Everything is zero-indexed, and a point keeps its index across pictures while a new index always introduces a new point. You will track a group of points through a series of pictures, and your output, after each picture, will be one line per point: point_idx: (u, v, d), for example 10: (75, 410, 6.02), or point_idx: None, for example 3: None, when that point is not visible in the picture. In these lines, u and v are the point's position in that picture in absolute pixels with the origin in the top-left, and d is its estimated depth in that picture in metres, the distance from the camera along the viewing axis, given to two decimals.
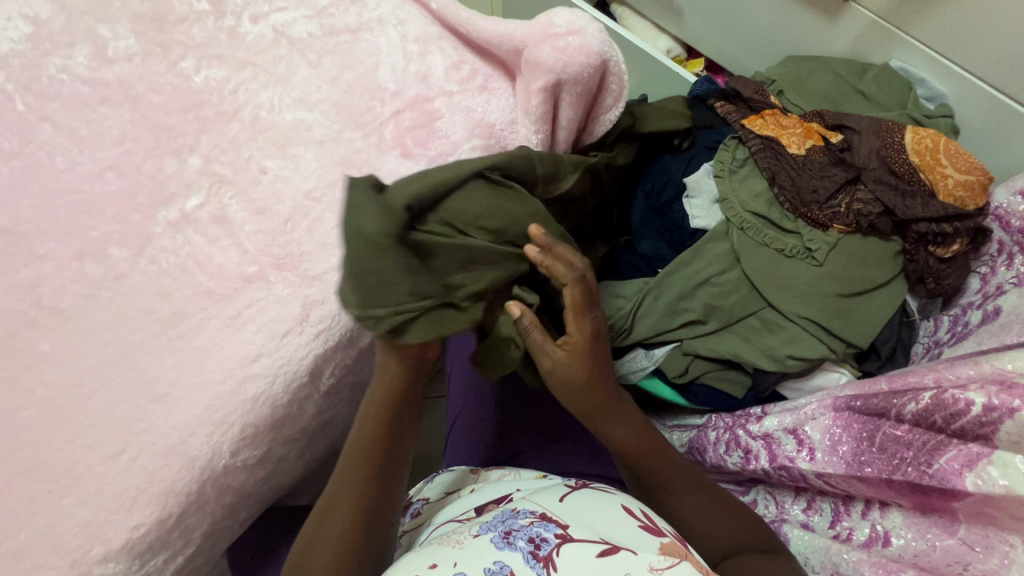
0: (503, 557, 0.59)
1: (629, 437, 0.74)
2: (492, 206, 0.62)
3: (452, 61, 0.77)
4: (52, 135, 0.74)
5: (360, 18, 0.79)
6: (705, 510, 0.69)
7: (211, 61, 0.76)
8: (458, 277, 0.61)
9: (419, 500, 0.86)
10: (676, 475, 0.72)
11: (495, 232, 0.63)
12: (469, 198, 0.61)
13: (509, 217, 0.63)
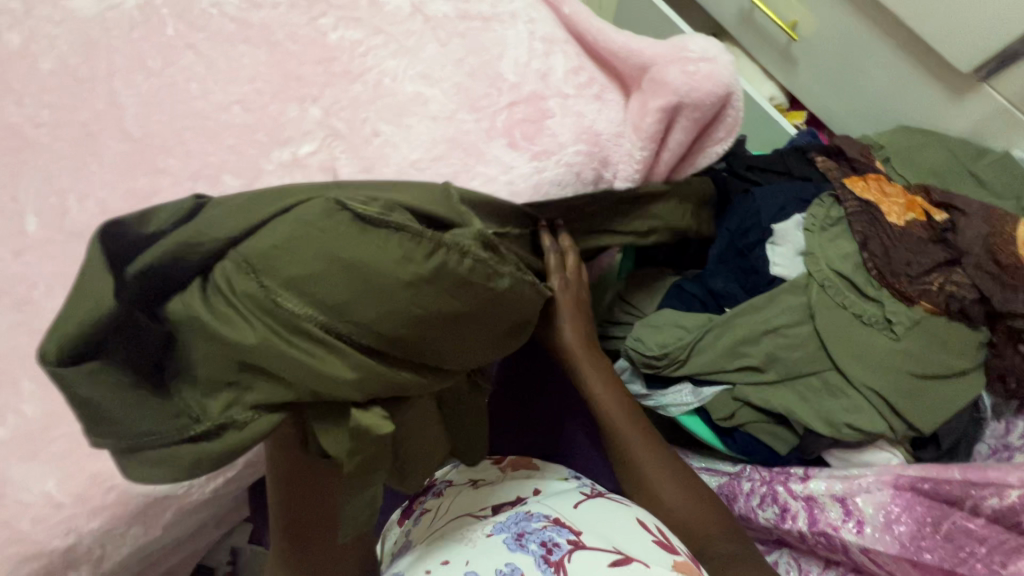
0: (516, 559, 0.61)
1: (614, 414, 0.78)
2: (322, 273, 0.50)
3: (573, 65, 0.79)
4: (192, 62, 0.79)
5: (493, 9, 0.81)
6: (682, 501, 0.74)
7: (349, 22, 0.80)
8: (239, 380, 0.52)
9: (442, 481, 0.83)
10: (653, 461, 0.76)
11: (317, 307, 0.50)
12: (287, 260, 0.50)
13: (324, 304, 0.50)
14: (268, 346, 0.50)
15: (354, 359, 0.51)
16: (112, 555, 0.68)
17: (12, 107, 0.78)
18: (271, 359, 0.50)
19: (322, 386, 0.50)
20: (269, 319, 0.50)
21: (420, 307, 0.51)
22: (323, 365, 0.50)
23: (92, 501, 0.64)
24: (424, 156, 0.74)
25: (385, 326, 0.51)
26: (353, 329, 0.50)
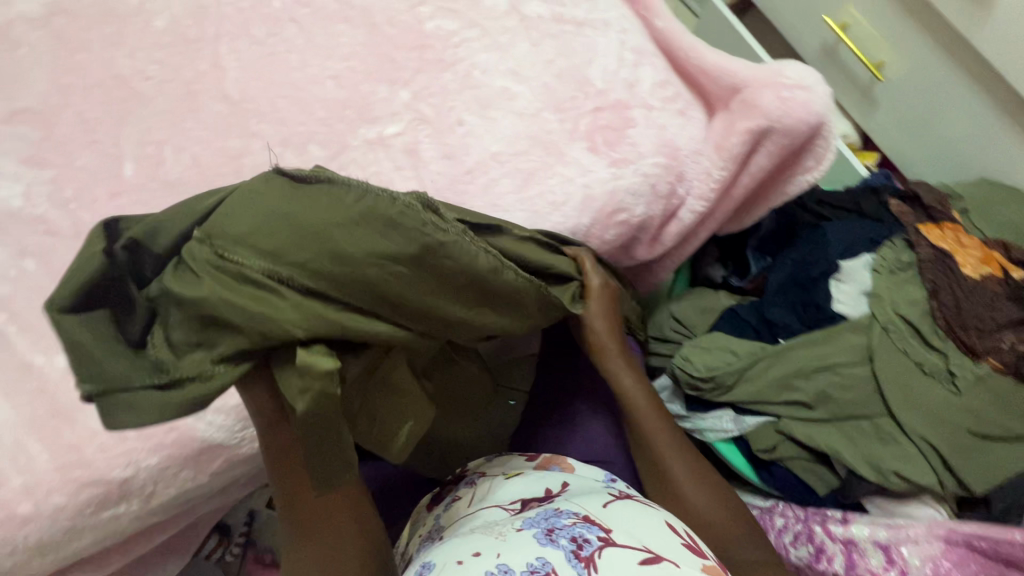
0: (547, 553, 0.54)
1: (642, 405, 0.76)
2: (259, 220, 0.50)
3: (661, 79, 0.80)
4: (294, 35, 0.83)
5: (588, 15, 0.82)
6: (706, 500, 0.69)
7: (447, 13, 0.82)
8: (205, 337, 0.50)
9: (475, 473, 0.80)
10: (676, 457, 0.72)
11: (262, 257, 0.50)
12: (230, 215, 0.51)
13: (270, 250, 0.50)
14: (219, 295, 0.48)
15: (295, 299, 0.49)
16: (161, 493, 0.70)
17: (123, 59, 0.82)
18: (224, 310, 0.48)
19: (272, 330, 0.48)
20: (209, 267, 0.49)
21: (350, 246, 0.50)
22: (273, 311, 0.48)
23: (153, 439, 0.67)
24: (505, 149, 0.75)
25: (324, 264, 0.50)
26: (287, 267, 0.50)
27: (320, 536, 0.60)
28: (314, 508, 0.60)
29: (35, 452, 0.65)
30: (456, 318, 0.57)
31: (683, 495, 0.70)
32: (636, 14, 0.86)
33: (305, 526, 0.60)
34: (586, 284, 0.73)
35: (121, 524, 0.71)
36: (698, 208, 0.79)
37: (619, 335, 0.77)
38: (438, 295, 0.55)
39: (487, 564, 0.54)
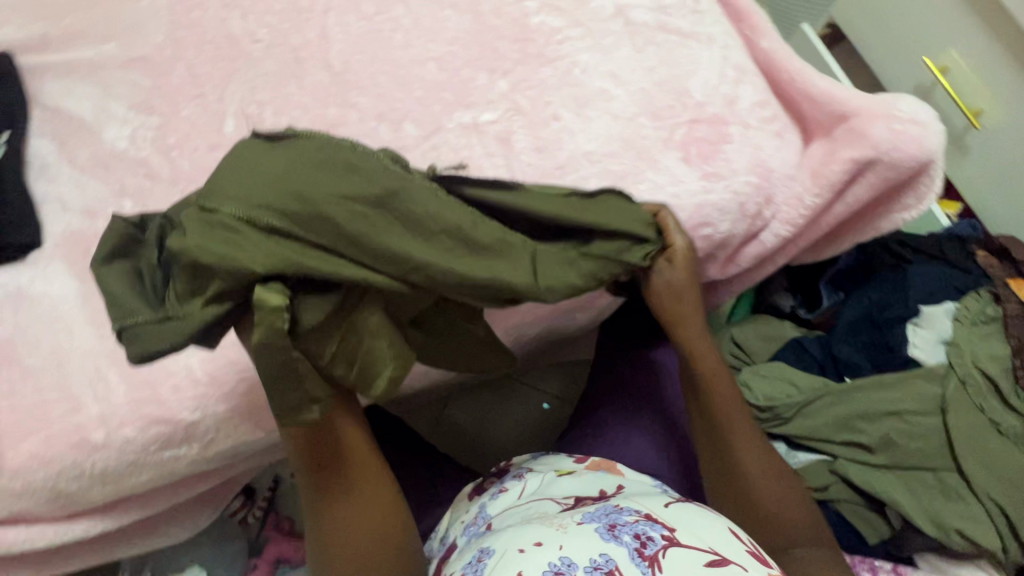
0: (610, 550, 0.54)
1: (717, 385, 0.72)
2: (231, 173, 0.53)
3: (760, 99, 0.79)
4: (401, 15, 0.84)
5: (693, 27, 0.82)
6: (770, 487, 0.68)
7: (552, 10, 0.83)
8: (194, 284, 0.52)
9: (524, 467, 0.79)
10: (744, 441, 0.70)
11: (232, 203, 0.52)
12: (218, 175, 0.53)
13: (239, 194, 0.52)
14: (199, 237, 0.50)
15: (264, 241, 0.51)
16: (221, 441, 0.72)
17: (235, 20, 0.85)
18: (202, 249, 0.50)
19: (243, 263, 0.49)
20: (196, 217, 0.52)
21: (312, 185, 0.52)
22: (247, 247, 0.50)
23: (223, 387, 0.68)
24: (598, 150, 0.75)
25: (288, 207, 0.51)
26: (253, 210, 0.51)
27: (341, 483, 0.63)
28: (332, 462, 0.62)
29: (113, 383, 0.68)
30: (434, 266, 0.53)
31: (747, 480, 0.69)
32: (738, 32, 0.85)
33: (327, 478, 0.62)
34: (668, 241, 0.69)
35: (180, 465, 0.72)
36: (782, 232, 0.79)
37: (695, 295, 0.72)
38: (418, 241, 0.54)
39: (549, 556, 0.54)
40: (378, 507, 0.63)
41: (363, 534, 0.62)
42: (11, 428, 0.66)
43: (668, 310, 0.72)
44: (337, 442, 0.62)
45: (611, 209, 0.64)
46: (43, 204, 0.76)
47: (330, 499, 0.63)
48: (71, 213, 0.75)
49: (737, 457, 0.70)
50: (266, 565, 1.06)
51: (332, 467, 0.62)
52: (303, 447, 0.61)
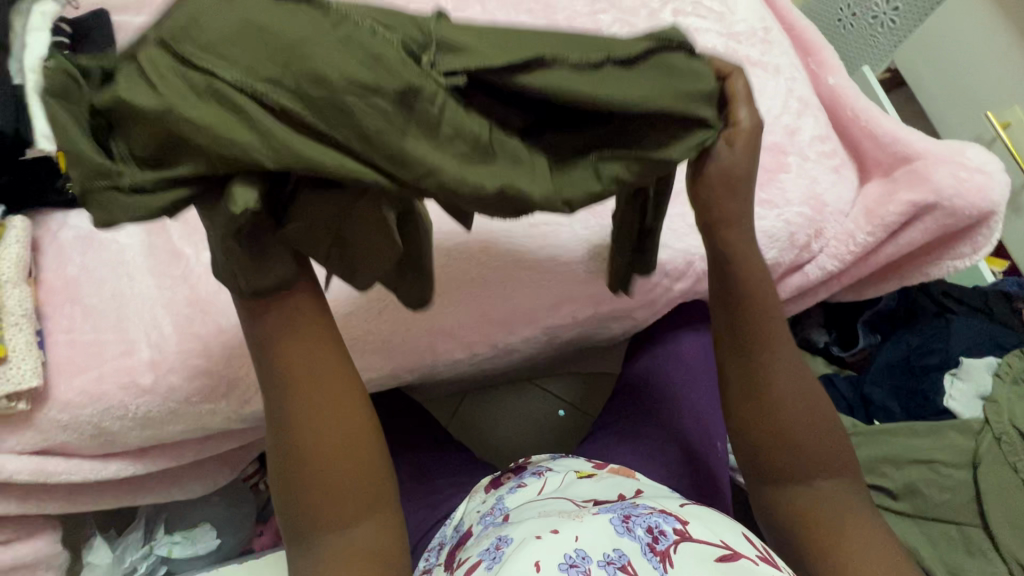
0: (624, 545, 0.54)
1: (765, 326, 0.59)
2: (208, 20, 0.39)
3: (821, 133, 0.80)
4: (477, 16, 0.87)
5: (761, 56, 0.83)
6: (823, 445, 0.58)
7: (625, 25, 0.85)
8: (164, 154, 0.41)
9: (543, 465, 0.79)
10: (792, 396, 0.59)
11: (214, 64, 0.39)
12: (192, 10, 0.40)
13: (223, 52, 0.39)
14: (170, 104, 0.39)
15: (239, 107, 0.39)
16: (258, 401, 0.74)
17: None
18: (177, 124, 0.39)
19: (233, 152, 0.39)
20: (162, 66, 0.39)
21: (318, 58, 0.39)
22: (235, 133, 0.39)
23: None
24: None
25: (279, 75, 0.39)
26: (240, 74, 0.39)
27: (308, 384, 0.49)
28: (302, 355, 0.49)
29: (167, 331, 0.70)
30: (448, 174, 0.42)
31: (798, 441, 0.58)
32: (805, 66, 0.87)
33: (289, 376, 0.49)
34: (731, 117, 0.53)
35: (215, 420, 0.74)
36: (829, 266, 0.79)
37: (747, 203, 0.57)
38: (435, 128, 0.41)
39: (563, 545, 0.54)
40: (356, 417, 0.51)
41: (336, 449, 0.49)
42: (66, 362, 0.69)
43: (719, 205, 0.56)
44: (305, 332, 0.49)
45: (655, 72, 0.47)
46: None
47: (293, 405, 0.49)
48: None
49: (788, 414, 0.58)
50: (270, 535, 1.06)
51: (298, 362, 0.49)
52: (265, 333, 0.49)
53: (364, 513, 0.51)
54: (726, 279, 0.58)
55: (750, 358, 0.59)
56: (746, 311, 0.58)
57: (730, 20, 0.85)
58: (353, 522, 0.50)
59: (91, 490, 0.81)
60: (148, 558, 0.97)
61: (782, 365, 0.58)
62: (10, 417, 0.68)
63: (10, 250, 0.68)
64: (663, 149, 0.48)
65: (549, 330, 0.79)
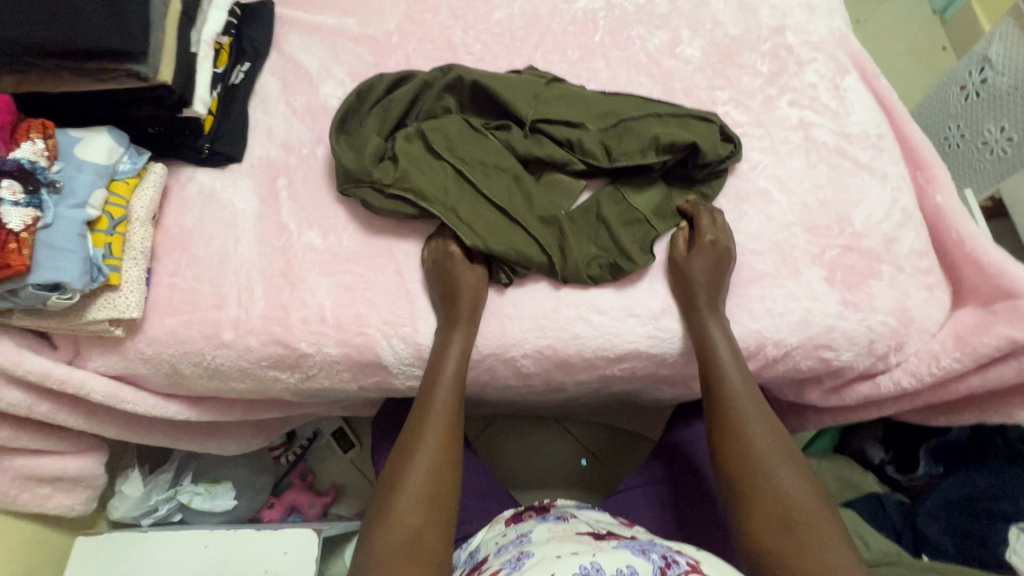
0: (637, 564, 0.52)
1: (733, 379, 0.69)
2: (456, 137, 0.78)
3: (920, 248, 0.79)
4: (599, 69, 0.91)
5: (870, 161, 0.84)
6: (794, 482, 0.61)
7: (740, 105, 0.87)
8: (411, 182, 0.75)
9: (564, 510, 0.77)
10: (780, 475, 0.62)
11: (457, 158, 0.77)
12: (449, 130, 0.78)
13: (463, 152, 0.77)
14: (432, 173, 0.76)
15: (453, 178, 0.76)
16: (318, 378, 0.78)
17: (458, 30, 0.93)
18: (430, 184, 0.75)
19: (457, 206, 0.75)
20: (429, 153, 0.77)
21: (512, 168, 0.78)
22: (461, 194, 0.76)
23: (343, 333, 0.74)
24: (745, 243, 0.78)
25: (488, 171, 0.77)
26: (466, 165, 0.77)
27: (443, 411, 0.68)
28: (450, 383, 0.69)
29: (257, 295, 0.75)
30: (568, 241, 0.75)
31: (769, 475, 0.62)
32: (913, 179, 0.86)
33: (434, 403, 0.68)
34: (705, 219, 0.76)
35: (275, 386, 0.79)
36: (904, 381, 0.77)
37: (725, 272, 0.74)
38: (538, 192, 0.77)
39: (578, 558, 0.53)
40: (454, 450, 0.67)
41: (437, 464, 0.64)
42: (165, 302, 0.74)
43: (719, 248, 0.74)
44: (455, 373, 0.69)
45: (696, 137, 0.79)
46: (254, 127, 0.86)
47: (426, 417, 0.67)
48: (272, 142, 0.85)
49: (755, 451, 0.64)
50: (280, 508, 1.09)
51: (443, 392, 0.69)
52: (433, 369, 0.70)
53: (438, 517, 0.62)
54: (701, 335, 0.72)
55: (719, 404, 0.69)
56: (718, 360, 0.70)
57: (845, 120, 0.86)
58: (426, 519, 0.61)
59: (143, 425, 0.85)
60: (170, 501, 1.00)
61: (760, 435, 0.65)
62: (104, 339, 0.74)
63: (147, 193, 0.74)
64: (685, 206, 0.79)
65: (604, 378, 0.79)
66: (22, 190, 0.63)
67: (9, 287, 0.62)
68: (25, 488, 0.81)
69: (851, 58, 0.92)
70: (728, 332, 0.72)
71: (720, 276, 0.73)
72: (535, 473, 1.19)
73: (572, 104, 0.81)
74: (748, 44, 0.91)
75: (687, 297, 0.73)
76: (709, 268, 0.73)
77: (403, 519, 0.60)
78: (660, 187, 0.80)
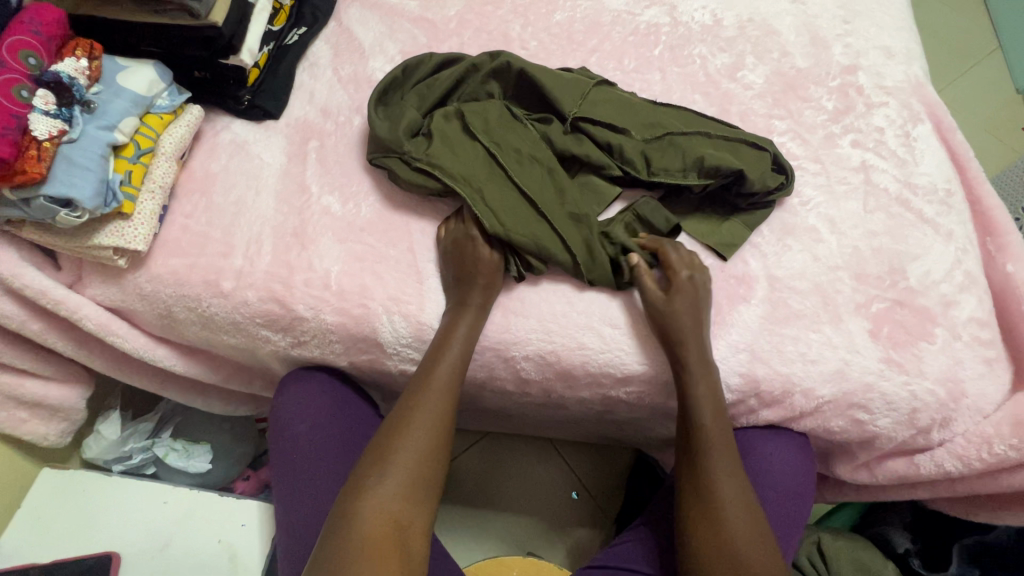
0: None
1: (714, 425, 0.64)
2: (493, 122, 0.75)
3: (981, 316, 0.71)
4: (655, 82, 0.88)
5: (935, 217, 0.76)
6: (750, 542, 0.60)
7: (798, 138, 0.82)
8: (440, 157, 0.72)
9: None
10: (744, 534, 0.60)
11: (490, 142, 0.74)
12: (486, 112, 0.75)
13: (498, 138, 0.74)
14: (463, 152, 0.73)
15: (483, 162, 0.73)
16: (309, 346, 0.74)
17: (516, 26, 0.92)
18: (460, 163, 0.72)
19: (484, 190, 0.71)
20: (463, 131, 0.75)
21: (546, 160, 0.74)
22: (488, 178, 0.72)
23: (343, 302, 0.71)
24: (788, 279, 0.71)
25: (520, 159, 0.73)
26: (498, 150, 0.73)
27: (436, 400, 0.63)
28: (449, 373, 0.64)
29: (265, 250, 0.73)
30: (592, 243, 0.70)
31: (727, 532, 0.60)
32: (981, 244, 0.78)
33: (429, 392, 0.63)
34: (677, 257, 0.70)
35: (265, 348, 0.76)
36: (947, 463, 0.69)
37: (698, 310, 0.67)
38: (571, 191, 0.73)
39: None
40: (440, 447, 0.62)
41: (422, 458, 0.60)
42: (174, 241, 0.73)
43: (690, 285, 0.67)
44: (455, 363, 0.65)
45: (747, 162, 0.73)
46: (297, 89, 0.85)
47: (413, 404, 0.63)
48: (312, 105, 0.84)
49: (721, 506, 0.61)
50: (254, 483, 1.02)
51: (441, 382, 0.64)
52: (433, 354, 0.65)
53: (418, 507, 0.58)
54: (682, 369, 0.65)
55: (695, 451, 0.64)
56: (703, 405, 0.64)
57: (912, 170, 0.80)
58: (401, 510, 0.57)
59: (131, 365, 0.83)
60: (145, 452, 0.97)
61: (730, 488, 0.62)
62: (107, 268, 0.72)
63: (178, 130, 0.74)
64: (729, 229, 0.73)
65: (608, 400, 0.73)
66: (55, 101, 0.62)
67: (23, 195, 0.62)
68: (4, 408, 0.79)
69: (926, 108, 0.86)
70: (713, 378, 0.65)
71: (696, 316, 0.67)
72: (521, 500, 1.12)
73: (620, 108, 0.77)
74: (815, 79, 0.86)
75: (667, 336, 0.66)
76: (682, 303, 0.66)
77: (373, 505, 0.56)
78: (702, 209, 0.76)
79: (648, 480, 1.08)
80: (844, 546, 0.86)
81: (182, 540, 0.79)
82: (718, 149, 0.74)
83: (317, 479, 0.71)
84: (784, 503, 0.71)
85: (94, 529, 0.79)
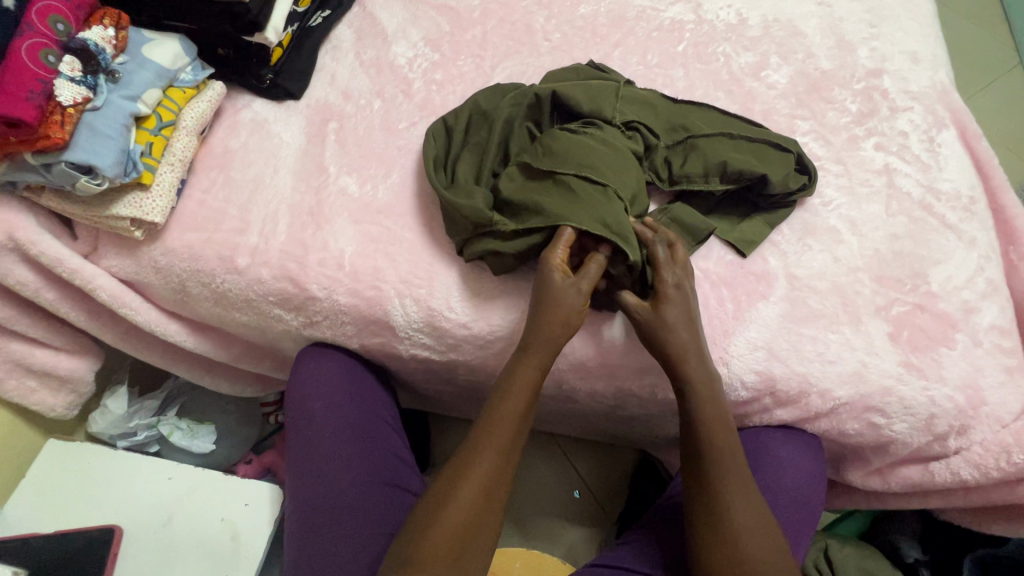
0: None
1: (725, 443, 0.62)
2: (562, 148, 0.68)
3: (1002, 324, 0.70)
4: (678, 79, 0.87)
5: (957, 222, 0.75)
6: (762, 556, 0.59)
7: (821, 139, 0.81)
8: (524, 212, 0.67)
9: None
10: (757, 545, 0.59)
11: (569, 170, 0.66)
12: (544, 143, 0.69)
13: (575, 161, 0.67)
14: (545, 192, 0.67)
15: (566, 190, 0.66)
16: (321, 327, 0.74)
17: (539, 17, 0.91)
18: (549, 202, 0.66)
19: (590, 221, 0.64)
20: (527, 172, 0.69)
21: (626, 169, 0.68)
22: (583, 205, 0.65)
23: (356, 283, 0.70)
24: (807, 278, 0.71)
25: (602, 173, 0.66)
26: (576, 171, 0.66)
27: (490, 458, 0.59)
28: (507, 420, 0.61)
29: (280, 228, 0.73)
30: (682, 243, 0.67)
31: (738, 543, 0.59)
32: (1003, 253, 0.79)
33: (485, 443, 0.60)
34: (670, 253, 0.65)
35: (276, 326, 0.75)
36: (962, 471, 0.68)
37: (690, 321, 0.63)
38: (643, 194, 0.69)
39: None
40: (488, 509, 0.58)
41: (463, 529, 0.56)
42: (190, 215, 0.73)
43: (680, 293, 0.63)
44: (517, 405, 0.62)
45: (770, 165, 0.72)
46: (319, 71, 0.85)
47: (469, 459, 0.59)
48: (333, 88, 0.84)
49: (733, 514, 0.60)
50: (256, 467, 1.01)
51: (500, 433, 0.60)
52: (496, 393, 0.63)
53: None
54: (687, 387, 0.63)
55: (708, 468, 0.62)
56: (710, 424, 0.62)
57: (935, 175, 0.79)
58: None
59: (141, 339, 0.83)
60: (150, 429, 0.96)
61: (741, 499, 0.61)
62: (123, 239, 0.72)
63: (201, 105, 0.74)
64: (750, 227, 0.72)
65: (620, 393, 0.73)
66: (81, 68, 0.63)
67: (45, 160, 0.62)
68: (14, 376, 0.79)
69: (951, 115, 0.85)
70: (718, 389, 0.63)
71: (692, 325, 0.63)
72: (526, 497, 1.11)
73: (649, 112, 0.76)
74: (839, 81, 0.86)
75: (669, 356, 0.62)
76: (677, 314, 0.62)
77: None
78: (723, 208, 0.75)
79: (651, 480, 1.07)
80: (853, 553, 0.85)
81: (184, 515, 0.79)
82: (742, 152, 0.73)
83: (324, 467, 0.70)
84: (793, 509, 0.69)
85: (98, 503, 0.79)
